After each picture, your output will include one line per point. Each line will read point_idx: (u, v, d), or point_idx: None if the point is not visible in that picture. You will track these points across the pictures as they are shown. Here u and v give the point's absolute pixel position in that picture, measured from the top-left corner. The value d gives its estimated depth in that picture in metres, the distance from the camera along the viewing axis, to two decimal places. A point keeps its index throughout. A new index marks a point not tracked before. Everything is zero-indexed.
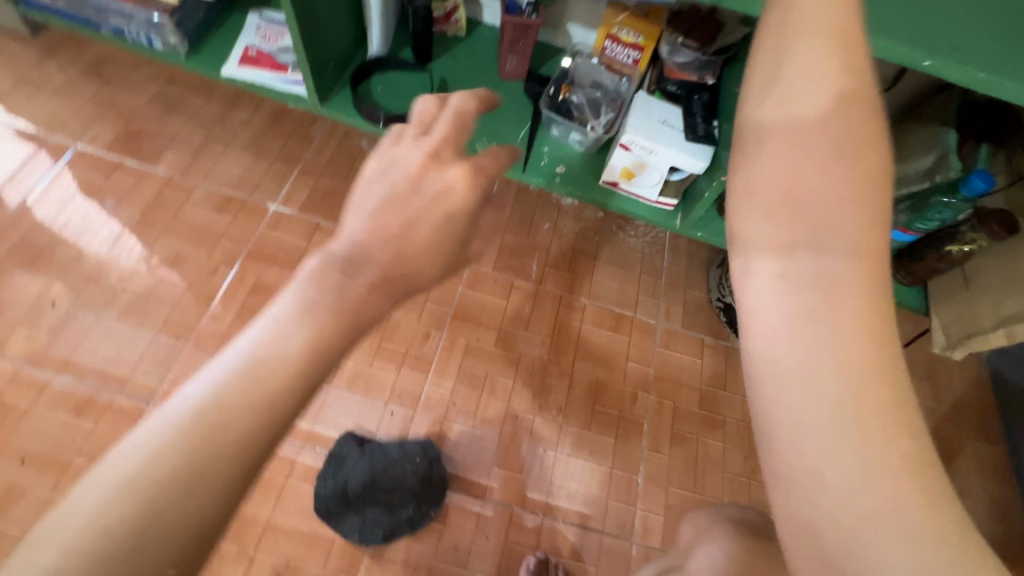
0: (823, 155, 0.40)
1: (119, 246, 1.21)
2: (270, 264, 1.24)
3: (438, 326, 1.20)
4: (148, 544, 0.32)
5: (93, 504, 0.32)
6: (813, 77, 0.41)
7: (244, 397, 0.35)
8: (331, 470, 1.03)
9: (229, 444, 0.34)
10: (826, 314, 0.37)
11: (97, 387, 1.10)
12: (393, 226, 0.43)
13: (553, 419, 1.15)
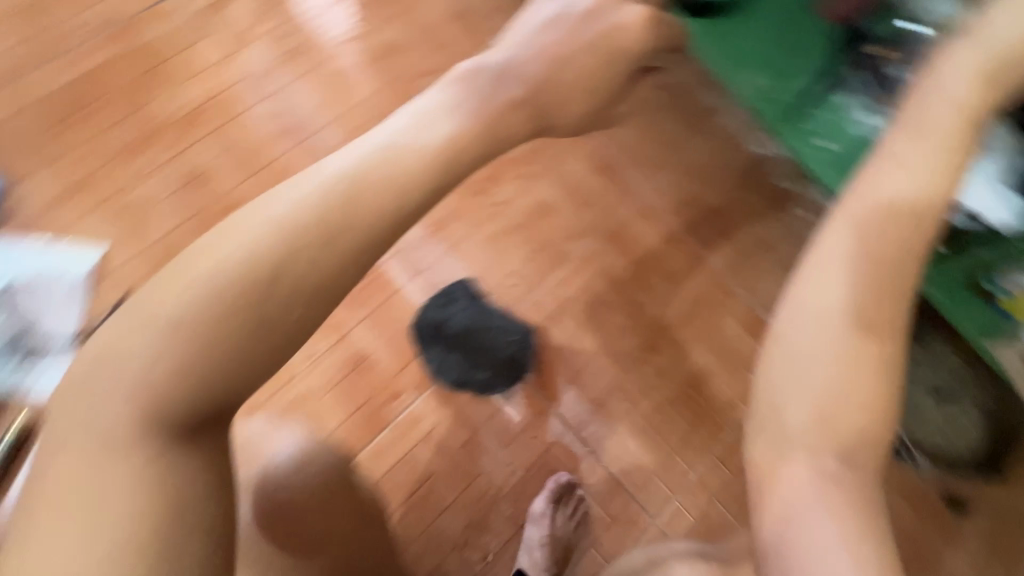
0: (889, 241, 0.52)
1: (342, 13, 1.24)
2: None
3: (587, 235, 1.16)
4: (286, 262, 0.45)
5: (249, 227, 0.45)
6: (910, 178, 0.53)
7: (391, 160, 0.50)
8: (439, 302, 1.08)
9: (364, 220, 0.47)
10: (844, 355, 0.49)
11: (288, 127, 1.18)
12: (560, 49, 0.68)
13: (644, 377, 1.11)
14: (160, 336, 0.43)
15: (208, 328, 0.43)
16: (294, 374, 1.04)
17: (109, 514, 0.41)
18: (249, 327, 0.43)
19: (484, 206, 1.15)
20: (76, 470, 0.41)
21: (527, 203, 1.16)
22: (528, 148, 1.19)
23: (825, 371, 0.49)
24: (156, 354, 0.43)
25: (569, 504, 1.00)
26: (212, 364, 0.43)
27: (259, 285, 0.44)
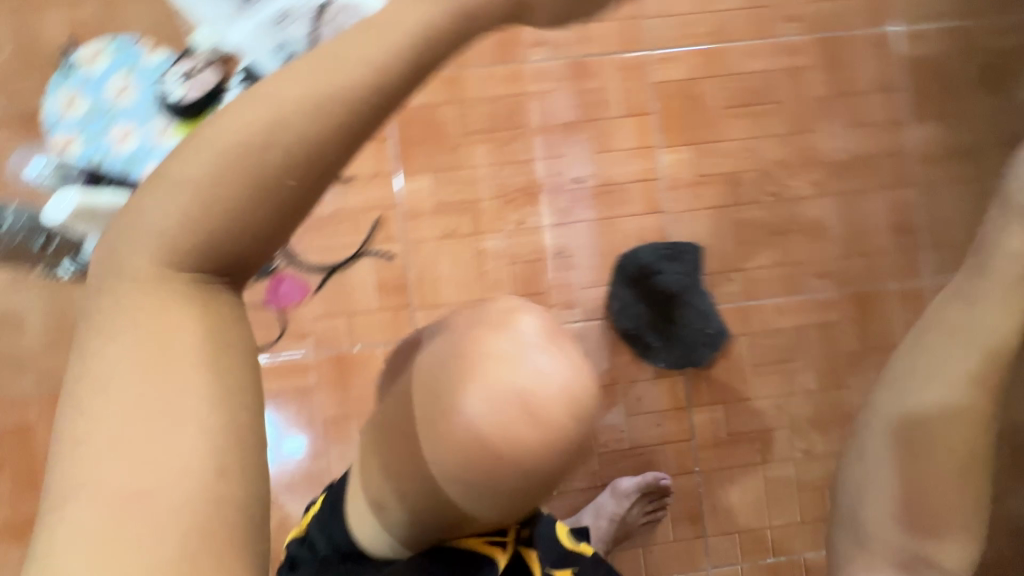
0: (939, 421, 0.65)
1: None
2: (821, 65, 1.01)
3: (837, 282, 1.01)
4: (268, 153, 0.32)
5: (222, 123, 0.33)
6: (948, 376, 0.65)
7: (381, 33, 0.34)
8: (663, 251, 0.97)
9: (358, 47, 0.34)
10: (907, 494, 0.66)
11: None
12: None
13: (793, 445, 1.01)
14: (167, 196, 0.33)
15: (215, 184, 0.32)
16: (490, 228, 0.97)
17: (170, 404, 0.33)
18: (268, 170, 0.32)
19: (760, 189, 1.00)
20: (118, 326, 0.34)
21: (800, 213, 1.01)
22: (841, 160, 1.01)
23: (906, 494, 0.66)
24: (168, 232, 0.33)
25: (653, 500, 0.97)
26: (229, 222, 0.33)
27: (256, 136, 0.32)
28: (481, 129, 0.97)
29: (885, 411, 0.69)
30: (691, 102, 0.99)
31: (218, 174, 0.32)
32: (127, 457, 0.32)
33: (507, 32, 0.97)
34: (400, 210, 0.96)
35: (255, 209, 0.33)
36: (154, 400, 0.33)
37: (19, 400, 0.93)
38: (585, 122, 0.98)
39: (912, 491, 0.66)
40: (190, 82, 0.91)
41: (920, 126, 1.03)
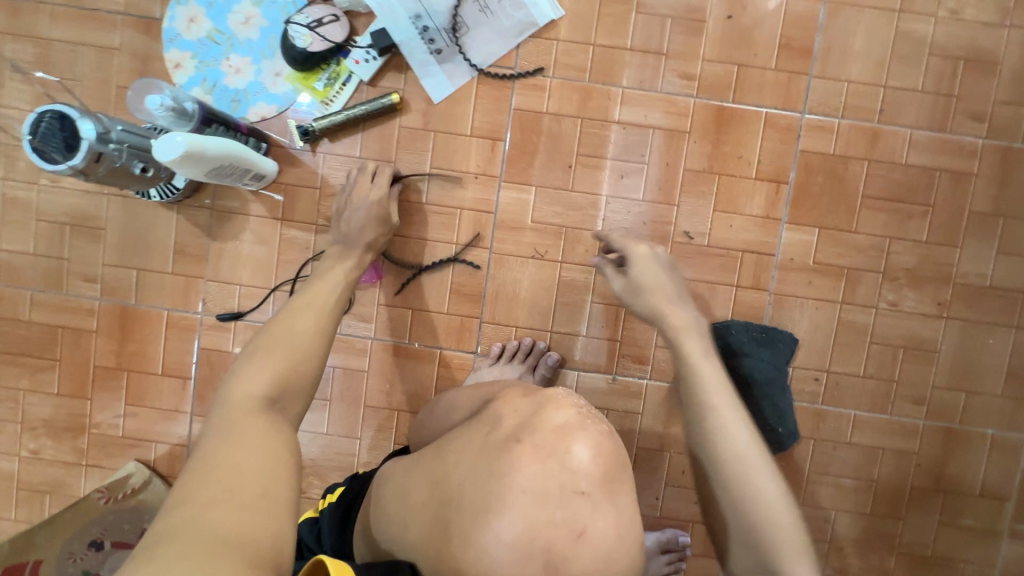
0: (725, 439, 0.62)
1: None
2: (992, 180, 0.90)
3: (929, 414, 0.94)
4: (304, 342, 0.61)
5: (264, 343, 0.60)
6: (721, 410, 0.63)
7: (331, 287, 0.70)
8: (756, 335, 0.91)
9: (323, 290, 0.69)
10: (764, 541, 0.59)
11: (798, 25, 0.88)
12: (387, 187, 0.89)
13: (826, 561, 0.96)
14: (250, 374, 0.57)
15: (286, 363, 0.59)
16: (583, 261, 0.92)
17: (249, 464, 0.49)
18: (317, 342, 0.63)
19: (877, 294, 0.92)
20: (221, 434, 0.51)
21: (915, 332, 0.92)
22: (977, 287, 0.92)
23: (752, 511, 0.59)
24: (261, 376, 0.57)
25: (673, 566, 0.93)
26: (282, 364, 0.59)
27: (309, 322, 0.64)
28: (600, 156, 0.90)
29: (714, 477, 0.62)
30: (831, 183, 0.90)
31: (290, 347, 0.60)
32: (216, 495, 0.46)
33: (656, 59, 0.89)
34: (495, 218, 0.92)
35: (304, 364, 0.60)
36: (244, 458, 0.49)
37: (81, 307, 0.93)
38: (710, 175, 0.90)
39: (754, 505, 0.59)
40: (316, 31, 0.85)
41: None
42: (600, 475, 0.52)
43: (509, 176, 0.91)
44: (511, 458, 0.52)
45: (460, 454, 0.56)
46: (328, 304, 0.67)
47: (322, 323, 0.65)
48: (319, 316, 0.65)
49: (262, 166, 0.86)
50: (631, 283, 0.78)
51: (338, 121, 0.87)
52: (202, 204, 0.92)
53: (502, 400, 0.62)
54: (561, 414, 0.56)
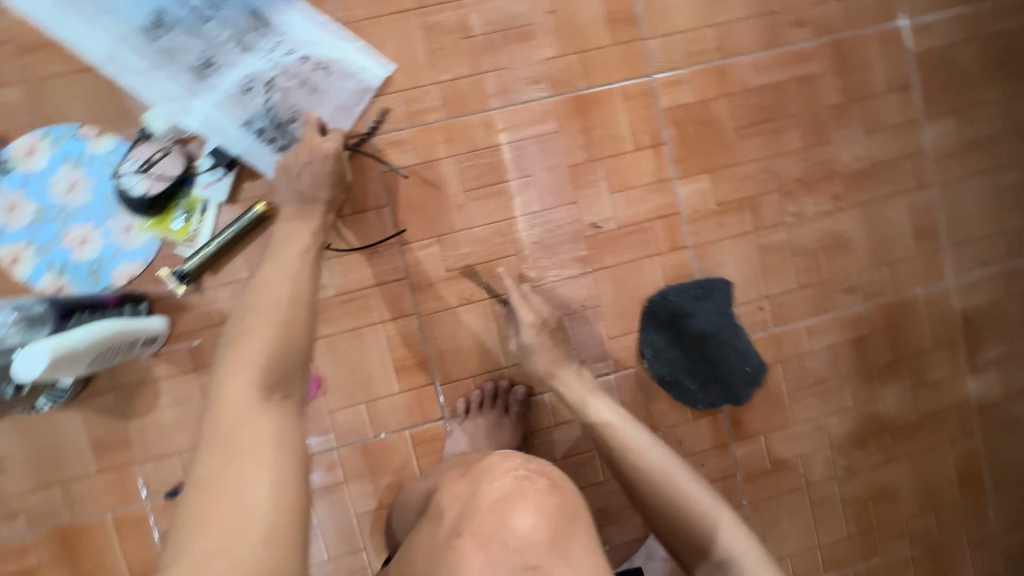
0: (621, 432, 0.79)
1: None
2: (836, 73, 0.96)
3: (867, 295, 0.99)
4: (284, 324, 0.55)
5: (241, 336, 0.54)
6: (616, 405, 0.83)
7: (292, 267, 0.61)
8: (692, 292, 0.93)
9: (282, 272, 0.60)
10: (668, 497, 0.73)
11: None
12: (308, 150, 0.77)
13: (834, 465, 1.01)
14: (224, 378, 0.51)
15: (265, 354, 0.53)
16: (509, 289, 0.91)
17: (249, 489, 0.46)
18: (299, 305, 0.57)
19: (781, 211, 0.96)
20: (206, 453, 0.48)
21: (826, 230, 0.97)
22: (860, 172, 0.98)
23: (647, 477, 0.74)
24: (241, 373, 0.51)
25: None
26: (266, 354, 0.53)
27: (284, 291, 0.57)
28: (486, 184, 0.90)
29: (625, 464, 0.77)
30: (702, 127, 0.94)
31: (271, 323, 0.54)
32: (226, 529, 0.44)
33: (501, 75, 0.89)
34: (410, 282, 0.89)
35: (292, 336, 0.55)
36: (246, 484, 0.46)
37: (13, 550, 0.84)
38: (593, 163, 0.91)
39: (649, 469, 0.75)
40: (150, 173, 0.80)
41: (935, 125, 1.00)
42: (546, 539, 0.53)
43: (407, 237, 0.89)
44: (455, 556, 0.53)
45: (420, 563, 0.57)
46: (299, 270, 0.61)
47: (300, 287, 0.59)
48: (290, 284, 0.58)
49: (145, 329, 0.79)
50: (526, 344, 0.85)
51: (211, 252, 0.81)
52: (103, 388, 0.84)
53: (445, 486, 0.65)
54: (498, 486, 0.57)
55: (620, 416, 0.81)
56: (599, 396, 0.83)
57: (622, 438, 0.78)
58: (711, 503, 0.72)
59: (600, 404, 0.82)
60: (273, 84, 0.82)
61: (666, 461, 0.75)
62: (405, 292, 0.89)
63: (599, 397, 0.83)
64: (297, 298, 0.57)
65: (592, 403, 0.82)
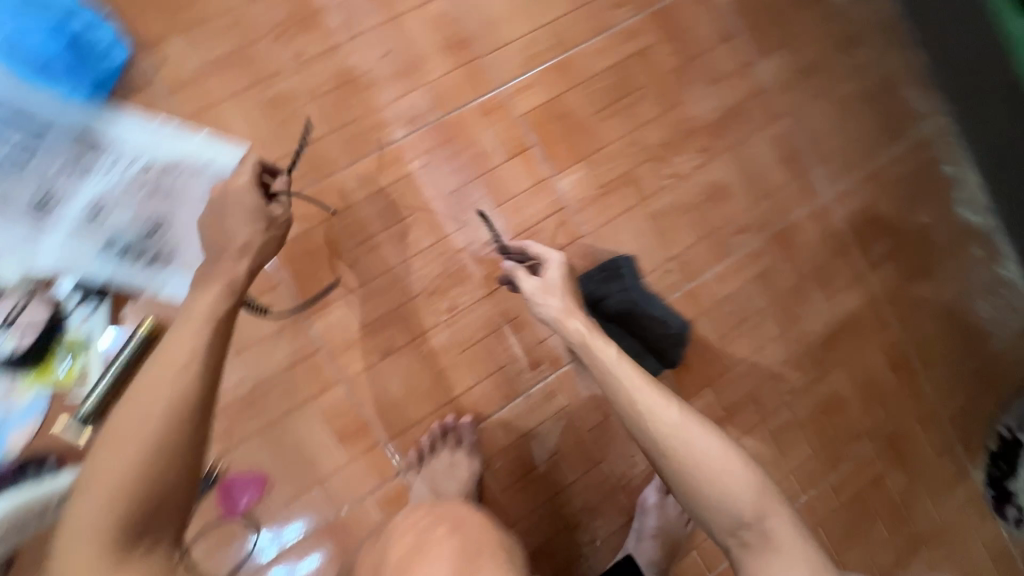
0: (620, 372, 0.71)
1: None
2: (668, 39, 1.02)
3: (759, 230, 1.05)
4: (148, 455, 0.53)
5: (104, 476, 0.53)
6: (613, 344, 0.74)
7: (171, 365, 0.56)
8: (599, 277, 0.96)
9: (156, 377, 0.56)
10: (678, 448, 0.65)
11: (450, 30, 0.94)
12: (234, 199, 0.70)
13: (780, 393, 1.06)
14: (86, 534, 0.52)
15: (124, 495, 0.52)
16: (426, 327, 0.90)
17: None
18: (175, 409, 0.54)
19: (658, 177, 1.01)
20: None
21: (704, 182, 1.03)
22: (718, 120, 1.04)
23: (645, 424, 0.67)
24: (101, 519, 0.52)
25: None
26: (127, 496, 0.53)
27: (159, 399, 0.54)
28: (373, 233, 0.90)
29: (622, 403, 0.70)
30: (561, 122, 0.98)
31: (136, 434, 0.53)
32: None
33: (358, 128, 0.90)
34: (326, 351, 0.87)
35: (154, 469, 0.53)
36: None
37: None
38: (470, 184, 0.94)
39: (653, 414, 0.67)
40: (16, 327, 0.76)
41: (770, 59, 1.07)
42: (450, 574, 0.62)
43: (310, 309, 0.88)
44: None
45: None
46: (186, 363, 0.56)
47: (181, 386, 0.55)
48: (170, 386, 0.55)
49: (53, 492, 0.74)
50: (546, 287, 0.79)
51: (106, 387, 0.77)
52: (26, 563, 0.77)
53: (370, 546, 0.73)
54: (402, 541, 0.68)
55: (645, 379, 0.71)
56: (622, 357, 0.73)
57: (650, 402, 0.68)
58: (744, 471, 0.65)
59: (619, 363, 0.72)
60: (121, 202, 0.80)
61: (699, 432, 0.66)
62: (326, 362, 0.87)
63: (624, 357, 0.73)
64: (174, 402, 0.55)
65: (613, 364, 0.71)
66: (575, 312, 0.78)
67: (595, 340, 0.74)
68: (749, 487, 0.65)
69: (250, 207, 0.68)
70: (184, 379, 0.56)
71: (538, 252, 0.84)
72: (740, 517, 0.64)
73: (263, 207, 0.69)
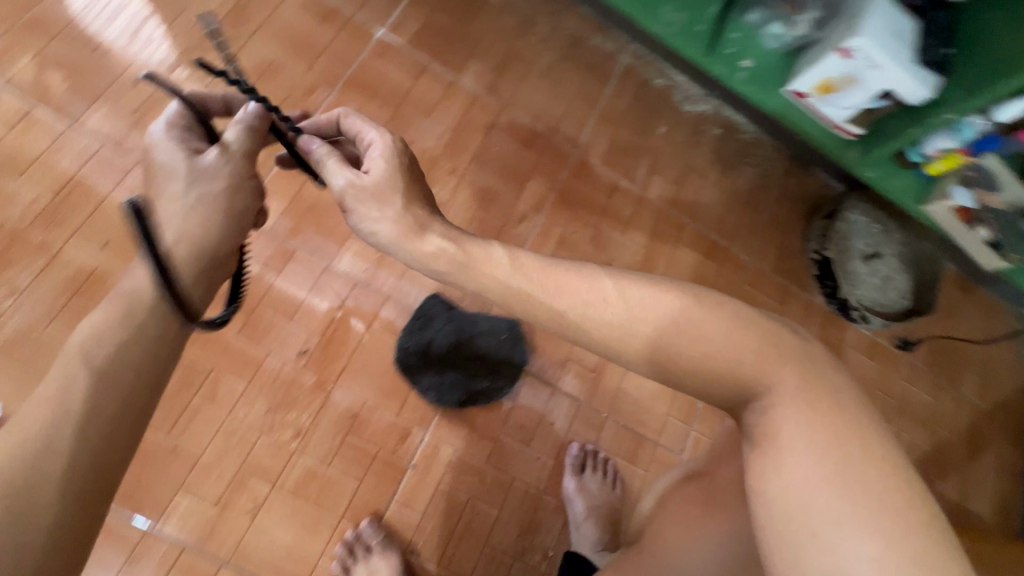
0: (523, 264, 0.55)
1: (139, 37, 1.01)
2: (371, 98, 1.09)
3: (537, 210, 1.14)
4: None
5: None
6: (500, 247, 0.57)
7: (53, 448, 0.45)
8: (417, 327, 0.98)
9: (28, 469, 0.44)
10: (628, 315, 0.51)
11: None
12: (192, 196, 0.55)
13: None
14: None
15: None
16: (282, 463, 0.89)
17: None
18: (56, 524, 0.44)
19: None
20: None
21: (468, 195, 1.10)
22: (452, 140, 1.12)
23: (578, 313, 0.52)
24: None
25: (595, 466, 1.01)
26: None
27: (64, 430, 0.46)
28: (182, 408, 0.87)
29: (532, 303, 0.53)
30: (312, 212, 0.99)
31: (23, 468, 0.44)
32: None
33: None
34: (193, 544, 0.84)
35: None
36: None
37: None
38: (254, 311, 0.93)
39: (582, 297, 0.52)
40: None
41: (466, 70, 1.17)
42: None
43: (157, 513, 0.83)
44: None
45: None
46: (102, 393, 0.48)
47: (91, 427, 0.47)
48: (81, 413, 0.47)
49: None
50: (374, 185, 0.58)
51: None
52: None
53: None
54: None
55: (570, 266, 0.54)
56: (516, 256, 0.56)
57: (579, 289, 0.52)
58: (728, 330, 0.49)
59: (513, 273, 0.54)
60: None
61: (642, 301, 0.51)
62: (198, 555, 0.83)
63: (517, 255, 0.55)
64: (80, 449, 0.46)
65: (509, 273, 0.54)
66: (430, 224, 0.58)
67: (471, 250, 0.56)
68: (736, 349, 0.48)
69: (174, 167, 0.55)
70: (99, 416, 0.47)
71: (354, 127, 0.63)
72: (739, 385, 0.49)
73: (190, 162, 0.55)
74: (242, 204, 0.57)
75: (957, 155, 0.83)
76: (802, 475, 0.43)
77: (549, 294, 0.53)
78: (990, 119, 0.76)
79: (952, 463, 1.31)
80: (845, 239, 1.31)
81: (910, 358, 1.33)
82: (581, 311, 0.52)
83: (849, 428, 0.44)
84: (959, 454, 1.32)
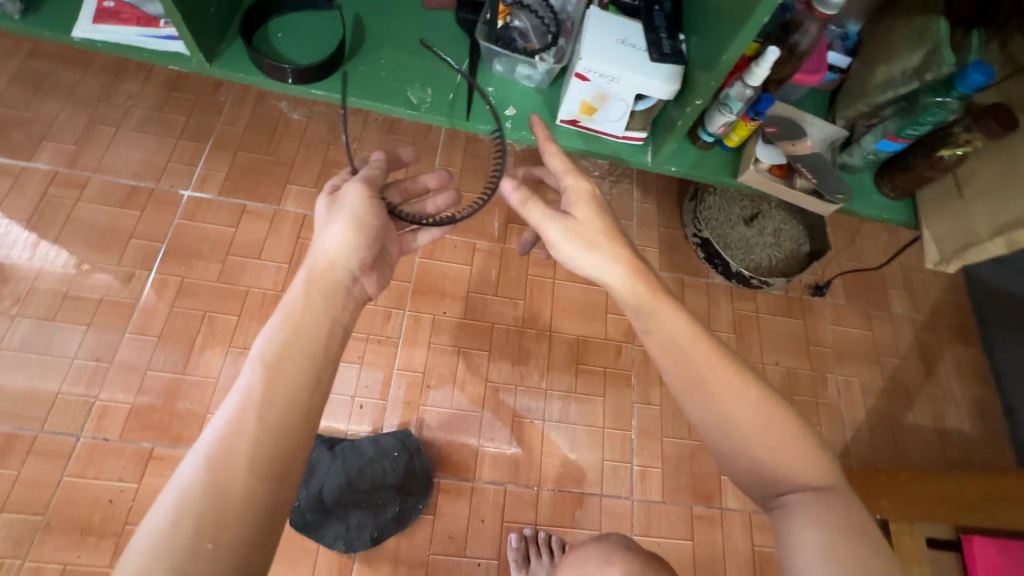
0: (651, 304, 0.60)
1: (40, 252, 1.02)
2: (196, 260, 1.06)
3: (399, 304, 1.09)
4: (218, 538, 0.43)
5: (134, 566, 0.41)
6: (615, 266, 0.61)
7: (247, 433, 0.47)
8: (303, 479, 0.94)
9: (233, 445, 0.47)
10: (718, 392, 0.57)
11: (8, 432, 0.91)
12: (331, 231, 0.62)
13: (535, 386, 1.08)
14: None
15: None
16: None
17: None
18: (251, 506, 0.45)
19: None
20: None
21: None
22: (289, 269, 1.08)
23: (693, 376, 0.58)
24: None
25: (540, 551, 0.94)
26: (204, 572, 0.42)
27: (247, 417, 0.48)
28: None
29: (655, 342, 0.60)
30: (164, 399, 0.96)
31: (209, 462, 0.46)
32: None
33: None
34: None
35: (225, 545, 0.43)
36: None
37: None
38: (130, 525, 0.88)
39: (692, 361, 0.58)
40: None
41: (285, 195, 1.14)
42: None
43: None
44: None
45: None
46: (279, 381, 0.51)
47: (269, 424, 0.49)
48: (265, 417, 0.49)
49: None
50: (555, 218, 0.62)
51: None
52: None
53: None
54: None
55: (711, 347, 0.60)
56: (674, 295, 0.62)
57: (705, 368, 0.57)
58: (792, 439, 0.56)
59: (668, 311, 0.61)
60: None
61: (740, 386, 0.57)
62: None
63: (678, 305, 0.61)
64: (260, 436, 0.48)
65: (678, 333, 0.59)
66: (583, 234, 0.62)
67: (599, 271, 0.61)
68: (782, 439, 0.55)
69: (327, 205, 0.66)
70: (274, 405, 0.50)
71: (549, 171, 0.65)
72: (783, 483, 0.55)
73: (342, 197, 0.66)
74: (375, 224, 0.64)
75: (744, 123, 0.82)
76: (810, 549, 0.50)
77: (672, 371, 0.59)
78: (749, 85, 0.75)
79: (916, 388, 1.24)
80: (718, 211, 1.29)
81: (829, 301, 1.29)
82: (709, 393, 0.57)
83: (853, 516, 0.52)
84: (920, 376, 1.26)
